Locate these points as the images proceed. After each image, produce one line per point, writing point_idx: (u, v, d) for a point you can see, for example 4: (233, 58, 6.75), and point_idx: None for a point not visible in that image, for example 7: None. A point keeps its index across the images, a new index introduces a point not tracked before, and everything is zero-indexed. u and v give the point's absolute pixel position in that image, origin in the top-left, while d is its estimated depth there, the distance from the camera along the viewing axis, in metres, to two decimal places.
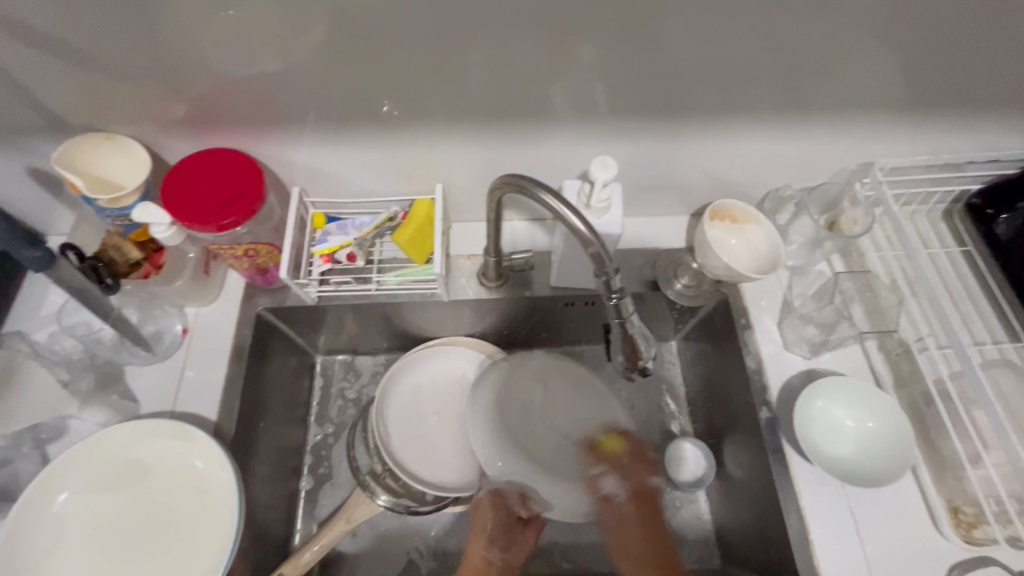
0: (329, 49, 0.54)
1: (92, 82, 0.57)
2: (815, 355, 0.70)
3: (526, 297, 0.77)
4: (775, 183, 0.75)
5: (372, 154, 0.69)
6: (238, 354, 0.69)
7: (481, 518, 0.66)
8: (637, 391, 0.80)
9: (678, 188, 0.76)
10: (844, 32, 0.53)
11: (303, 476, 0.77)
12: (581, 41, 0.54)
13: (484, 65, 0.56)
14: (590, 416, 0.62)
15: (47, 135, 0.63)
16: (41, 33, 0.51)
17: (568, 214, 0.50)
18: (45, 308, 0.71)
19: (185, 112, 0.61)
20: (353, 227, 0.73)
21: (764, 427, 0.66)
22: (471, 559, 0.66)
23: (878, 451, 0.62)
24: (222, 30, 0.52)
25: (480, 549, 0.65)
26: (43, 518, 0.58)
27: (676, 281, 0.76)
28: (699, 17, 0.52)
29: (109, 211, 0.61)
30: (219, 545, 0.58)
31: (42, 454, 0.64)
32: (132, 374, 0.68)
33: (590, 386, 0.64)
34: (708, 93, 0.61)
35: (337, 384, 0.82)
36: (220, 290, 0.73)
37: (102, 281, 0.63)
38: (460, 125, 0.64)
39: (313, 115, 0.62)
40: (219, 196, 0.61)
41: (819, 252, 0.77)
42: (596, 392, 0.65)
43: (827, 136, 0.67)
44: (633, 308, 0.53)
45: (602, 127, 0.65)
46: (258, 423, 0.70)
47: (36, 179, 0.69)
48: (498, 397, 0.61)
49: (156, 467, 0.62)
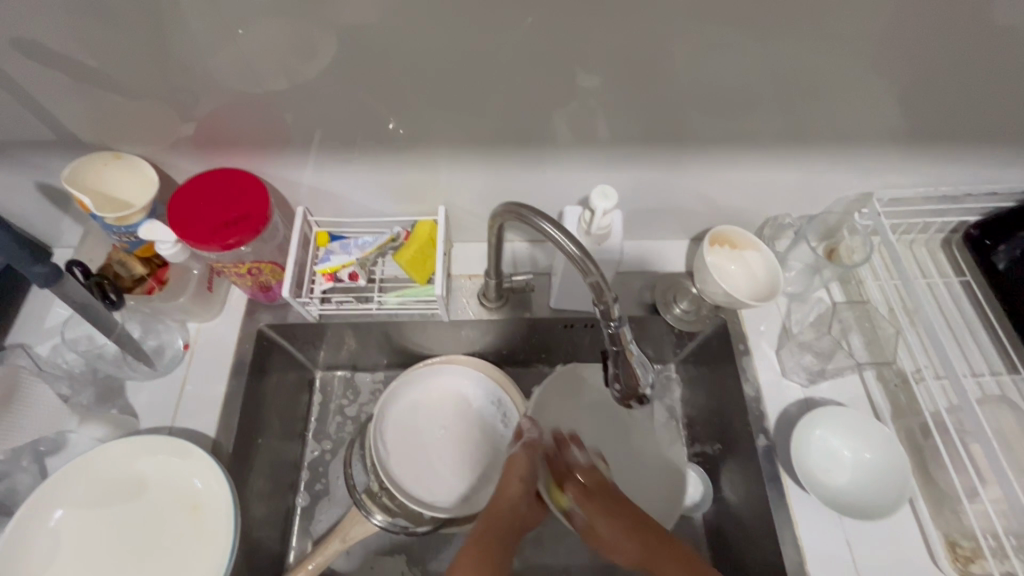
0: (338, 73, 0.55)
1: (105, 102, 0.58)
2: (813, 384, 0.70)
3: (526, 318, 0.77)
4: (774, 211, 0.76)
5: (376, 176, 0.70)
6: (238, 369, 0.70)
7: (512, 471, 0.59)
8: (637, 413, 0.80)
9: (679, 214, 0.76)
10: (840, 66, 0.55)
11: (299, 492, 0.77)
12: (584, 71, 0.55)
13: (489, 92, 0.58)
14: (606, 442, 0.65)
15: (56, 151, 0.64)
16: (54, 54, 0.52)
17: (566, 242, 0.49)
18: (50, 320, 0.72)
19: (194, 132, 0.62)
20: (355, 246, 0.72)
21: (762, 455, 0.66)
22: None
23: (877, 481, 0.62)
24: (233, 53, 0.53)
25: None
26: (39, 534, 0.58)
27: (674, 306, 0.76)
28: (699, 48, 0.53)
29: (116, 228, 0.61)
30: (213, 565, 0.58)
31: (41, 468, 0.63)
32: (133, 389, 0.68)
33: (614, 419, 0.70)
34: (708, 123, 0.62)
35: (336, 401, 0.83)
36: (223, 306, 0.74)
37: (107, 297, 0.64)
38: (464, 148, 0.65)
39: (318, 136, 0.64)
40: (224, 215, 0.62)
41: (818, 279, 0.76)
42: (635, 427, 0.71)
43: (826, 165, 0.68)
44: (633, 335, 0.52)
45: (602, 153, 0.66)
46: (256, 440, 0.71)
47: (45, 194, 0.70)
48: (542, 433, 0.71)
49: (153, 485, 0.62)
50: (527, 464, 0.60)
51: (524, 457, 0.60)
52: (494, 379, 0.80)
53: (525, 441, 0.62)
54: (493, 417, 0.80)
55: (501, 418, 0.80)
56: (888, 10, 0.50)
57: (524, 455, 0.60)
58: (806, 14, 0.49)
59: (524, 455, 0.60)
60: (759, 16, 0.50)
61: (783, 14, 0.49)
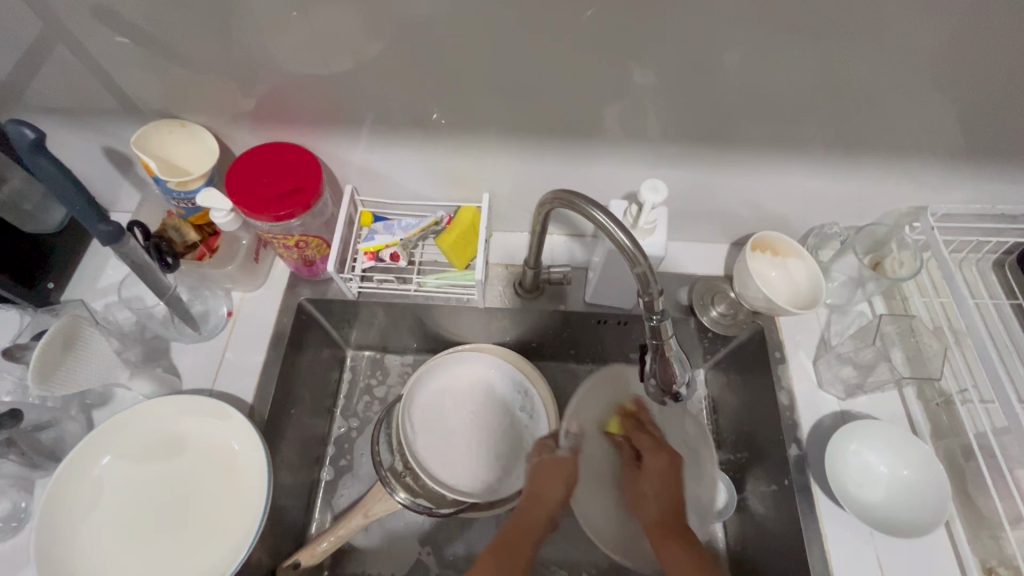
0: (396, 55, 0.56)
1: (173, 72, 0.60)
2: (850, 397, 0.69)
3: (560, 311, 0.77)
4: (820, 220, 0.75)
5: (424, 160, 0.71)
6: (277, 341, 0.72)
7: (556, 468, 0.65)
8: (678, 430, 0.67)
9: (721, 217, 0.76)
10: (901, 75, 0.54)
11: (324, 466, 0.79)
12: (638, 67, 0.56)
13: (542, 81, 0.58)
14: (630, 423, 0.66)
15: (123, 117, 0.67)
16: (132, 24, 0.55)
17: (617, 231, 0.49)
18: (104, 280, 0.76)
19: (253, 106, 0.64)
20: (399, 228, 0.74)
21: (794, 464, 0.65)
22: (538, 499, 0.64)
23: (914, 499, 0.60)
24: (297, 32, 0.55)
25: (556, 497, 0.64)
26: (84, 483, 0.60)
27: (712, 308, 0.75)
28: (756, 50, 0.53)
29: (176, 193, 0.63)
30: (247, 525, 0.59)
31: (88, 419, 0.65)
32: (177, 351, 0.71)
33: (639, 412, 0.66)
34: (760, 125, 0.61)
35: (365, 380, 0.84)
36: (266, 277, 0.76)
37: (164, 259, 0.65)
38: (513, 137, 0.66)
39: (371, 117, 0.65)
40: (279, 188, 0.64)
41: (860, 292, 0.74)
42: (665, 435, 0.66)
43: (879, 175, 0.67)
44: (673, 330, 0.52)
45: (650, 150, 0.66)
46: (288, 411, 0.72)
47: (109, 158, 0.73)
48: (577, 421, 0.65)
49: (191, 445, 0.64)
50: (562, 465, 0.65)
51: (567, 464, 0.65)
52: (526, 374, 0.81)
53: (564, 449, 0.66)
54: (521, 410, 0.80)
55: (530, 412, 0.80)
56: (956, 20, 0.49)
57: (556, 463, 0.65)
58: (866, 19, 0.49)
59: (570, 467, 0.65)
60: (819, 20, 0.49)
61: (844, 18, 0.49)
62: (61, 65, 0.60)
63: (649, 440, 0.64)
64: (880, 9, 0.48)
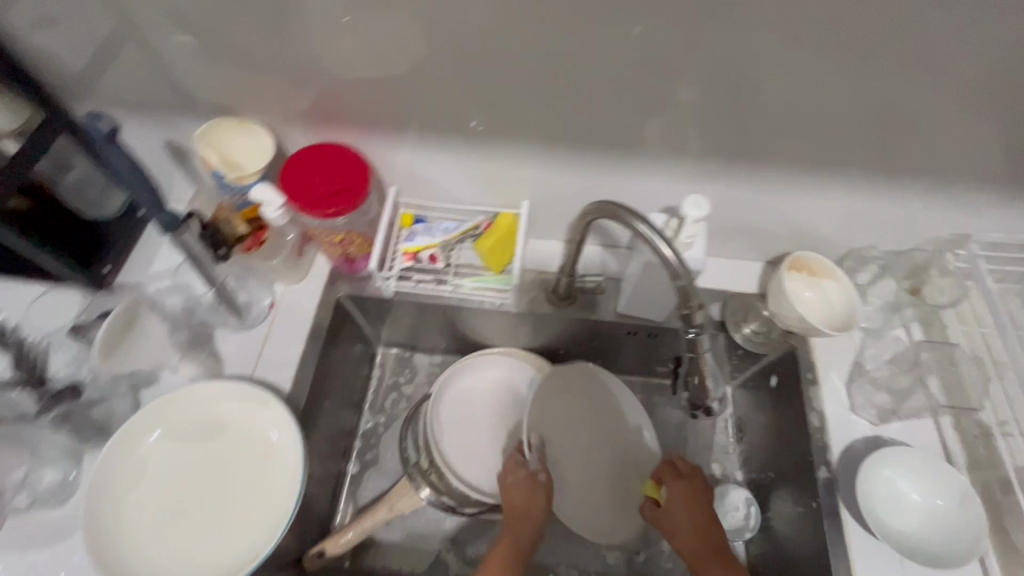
0: (448, 64, 0.58)
1: (236, 72, 0.63)
2: (884, 423, 0.68)
3: (591, 320, 0.78)
4: (858, 243, 0.75)
5: (466, 165, 0.73)
6: (315, 334, 0.74)
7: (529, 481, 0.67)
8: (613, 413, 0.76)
9: (757, 235, 0.76)
10: (949, 101, 0.54)
11: (350, 460, 0.80)
12: (683, 83, 0.57)
13: (588, 94, 0.59)
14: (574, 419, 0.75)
15: (185, 113, 0.71)
16: (203, 25, 0.58)
17: (659, 243, 0.50)
18: (156, 266, 0.79)
19: (308, 107, 0.67)
20: (439, 230, 0.77)
21: (823, 487, 0.64)
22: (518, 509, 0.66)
23: (946, 530, 0.59)
24: (357, 39, 0.57)
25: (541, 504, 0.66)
26: (130, 458, 0.63)
27: (744, 325, 0.76)
28: (800, 71, 0.54)
29: (232, 186, 0.68)
30: (279, 511, 0.61)
31: (134, 397, 0.68)
32: (221, 337, 0.72)
33: (576, 406, 0.76)
34: (801, 146, 0.62)
35: (394, 377, 0.86)
36: (309, 271, 0.78)
37: (218, 249, 0.69)
38: (554, 146, 0.68)
39: (419, 123, 0.67)
40: (328, 186, 0.66)
41: (897, 317, 0.74)
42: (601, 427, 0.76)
43: (921, 201, 0.66)
44: (709, 344, 0.53)
45: (690, 165, 0.67)
46: (321, 402, 0.75)
47: (168, 150, 0.77)
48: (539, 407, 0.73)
49: (231, 429, 0.66)
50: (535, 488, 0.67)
51: (542, 487, 0.67)
52: (540, 371, 0.82)
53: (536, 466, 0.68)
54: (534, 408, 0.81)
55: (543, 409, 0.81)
56: (1007, 49, 0.49)
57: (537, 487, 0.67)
58: (913, 46, 0.50)
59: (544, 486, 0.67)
60: (864, 43, 0.50)
61: (888, 43, 0.50)
62: (133, 61, 0.63)
63: (683, 496, 0.66)
64: (926, 35, 0.49)
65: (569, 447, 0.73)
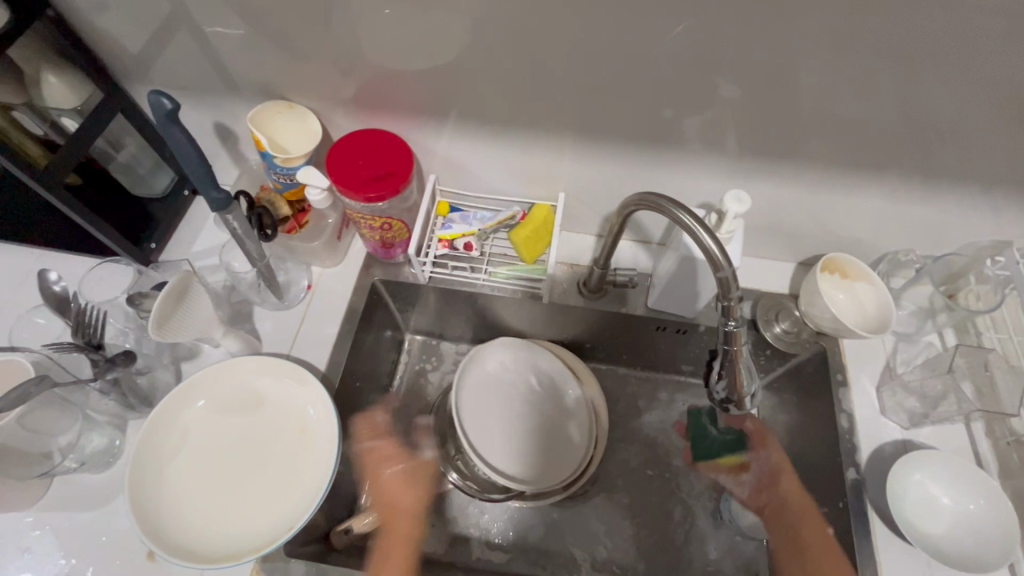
0: (494, 58, 0.60)
1: (287, 59, 0.65)
2: (914, 427, 0.68)
3: (621, 313, 0.79)
4: (894, 246, 0.74)
5: (505, 156, 0.74)
6: (351, 316, 0.76)
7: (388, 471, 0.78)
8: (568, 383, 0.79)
9: (791, 236, 0.76)
10: (996, 110, 0.54)
11: (377, 442, 0.81)
12: (727, 82, 0.57)
13: (630, 91, 0.60)
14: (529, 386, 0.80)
15: (234, 97, 0.73)
16: (258, 14, 0.59)
17: (703, 234, 0.50)
18: (199, 245, 0.81)
19: (354, 94, 0.69)
20: (475, 219, 0.80)
21: (851, 488, 0.65)
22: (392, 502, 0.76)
23: (976, 535, 0.59)
24: (407, 31, 0.58)
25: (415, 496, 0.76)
26: (171, 427, 0.65)
27: (775, 324, 0.75)
28: (844, 75, 0.54)
29: (279, 168, 0.68)
30: (312, 486, 0.63)
31: (176, 370, 0.72)
32: (259, 315, 0.76)
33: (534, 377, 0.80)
34: (841, 148, 0.62)
35: (422, 364, 0.87)
36: (345, 255, 0.81)
37: (264, 230, 0.69)
38: (592, 141, 0.69)
39: (461, 114, 0.69)
40: (373, 171, 0.68)
41: (930, 322, 0.73)
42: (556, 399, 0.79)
43: (961, 206, 0.66)
44: (746, 338, 0.53)
45: (728, 164, 0.68)
46: (354, 383, 0.76)
47: (215, 133, 0.80)
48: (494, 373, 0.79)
49: (267, 403, 0.68)
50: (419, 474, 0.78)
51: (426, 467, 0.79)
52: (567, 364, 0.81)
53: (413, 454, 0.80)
54: (561, 395, 0.80)
55: (568, 395, 0.80)
56: None
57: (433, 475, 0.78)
58: (962, 53, 0.50)
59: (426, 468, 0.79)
60: (914, 49, 0.50)
61: (938, 50, 0.50)
62: (189, 44, 0.65)
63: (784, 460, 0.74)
64: (973, 43, 0.49)
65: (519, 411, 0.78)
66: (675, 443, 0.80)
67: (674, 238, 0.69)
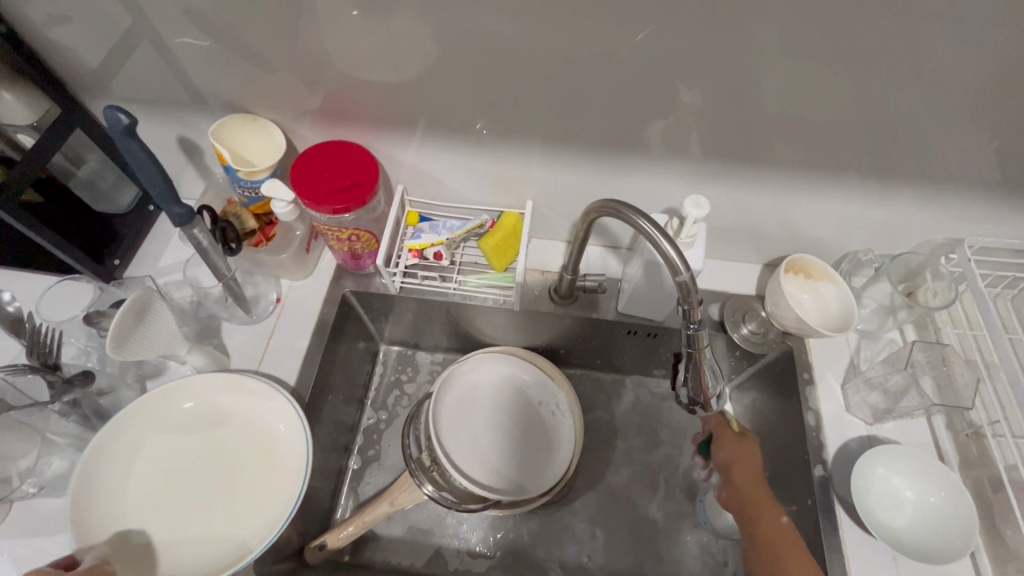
0: (456, 68, 0.60)
1: (250, 72, 0.65)
2: (878, 422, 0.70)
3: (592, 319, 0.79)
4: (854, 245, 0.76)
5: (473, 165, 0.75)
6: (321, 328, 0.76)
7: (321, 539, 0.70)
8: (542, 396, 0.81)
9: (756, 238, 0.78)
10: (939, 110, 0.56)
11: (352, 455, 0.81)
12: (685, 88, 0.59)
13: (590, 98, 0.61)
14: (506, 398, 0.80)
15: (198, 111, 0.72)
16: (219, 28, 0.59)
17: (661, 240, 0.51)
18: (166, 261, 0.81)
19: (319, 106, 0.69)
20: (444, 228, 0.79)
21: (818, 485, 0.66)
22: None
23: (938, 526, 0.61)
24: (368, 44, 0.59)
25: None
26: (129, 445, 0.64)
27: (743, 325, 0.76)
28: (795, 80, 0.56)
29: (243, 181, 0.68)
30: (281, 504, 0.62)
31: (141, 387, 0.70)
32: (227, 330, 0.75)
33: (510, 388, 0.81)
34: (797, 151, 0.64)
35: (397, 374, 0.87)
36: (315, 267, 0.80)
37: (228, 243, 0.69)
38: (557, 149, 0.70)
39: (427, 124, 0.69)
40: (338, 183, 0.68)
41: (892, 320, 0.75)
42: (535, 411, 0.80)
43: (914, 206, 0.68)
44: (708, 340, 0.54)
45: (691, 168, 0.69)
46: (326, 396, 0.76)
47: (181, 146, 0.79)
48: (467, 386, 0.80)
49: (233, 420, 0.67)
50: None
51: None
52: (543, 371, 0.82)
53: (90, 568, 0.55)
54: (536, 405, 0.80)
55: (543, 404, 0.80)
56: (989, 65, 0.51)
57: None
58: (903, 57, 0.52)
59: None
60: (858, 54, 0.52)
61: (880, 55, 0.52)
62: (148, 59, 0.65)
63: (740, 449, 0.74)
64: (911, 50, 0.51)
65: (496, 423, 0.79)
66: (650, 445, 0.80)
67: (640, 243, 0.70)
